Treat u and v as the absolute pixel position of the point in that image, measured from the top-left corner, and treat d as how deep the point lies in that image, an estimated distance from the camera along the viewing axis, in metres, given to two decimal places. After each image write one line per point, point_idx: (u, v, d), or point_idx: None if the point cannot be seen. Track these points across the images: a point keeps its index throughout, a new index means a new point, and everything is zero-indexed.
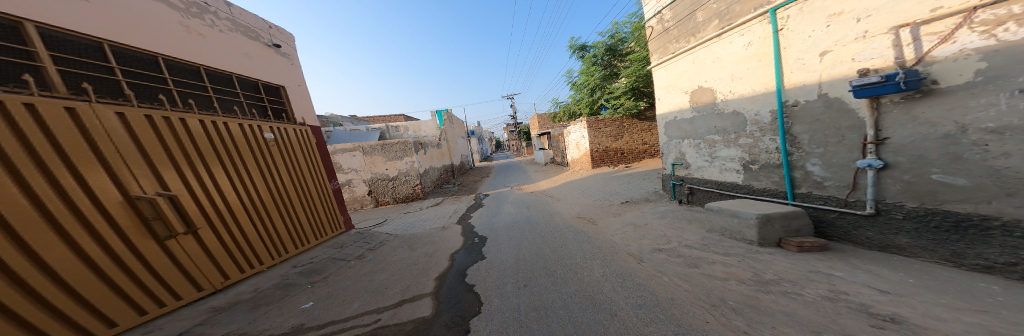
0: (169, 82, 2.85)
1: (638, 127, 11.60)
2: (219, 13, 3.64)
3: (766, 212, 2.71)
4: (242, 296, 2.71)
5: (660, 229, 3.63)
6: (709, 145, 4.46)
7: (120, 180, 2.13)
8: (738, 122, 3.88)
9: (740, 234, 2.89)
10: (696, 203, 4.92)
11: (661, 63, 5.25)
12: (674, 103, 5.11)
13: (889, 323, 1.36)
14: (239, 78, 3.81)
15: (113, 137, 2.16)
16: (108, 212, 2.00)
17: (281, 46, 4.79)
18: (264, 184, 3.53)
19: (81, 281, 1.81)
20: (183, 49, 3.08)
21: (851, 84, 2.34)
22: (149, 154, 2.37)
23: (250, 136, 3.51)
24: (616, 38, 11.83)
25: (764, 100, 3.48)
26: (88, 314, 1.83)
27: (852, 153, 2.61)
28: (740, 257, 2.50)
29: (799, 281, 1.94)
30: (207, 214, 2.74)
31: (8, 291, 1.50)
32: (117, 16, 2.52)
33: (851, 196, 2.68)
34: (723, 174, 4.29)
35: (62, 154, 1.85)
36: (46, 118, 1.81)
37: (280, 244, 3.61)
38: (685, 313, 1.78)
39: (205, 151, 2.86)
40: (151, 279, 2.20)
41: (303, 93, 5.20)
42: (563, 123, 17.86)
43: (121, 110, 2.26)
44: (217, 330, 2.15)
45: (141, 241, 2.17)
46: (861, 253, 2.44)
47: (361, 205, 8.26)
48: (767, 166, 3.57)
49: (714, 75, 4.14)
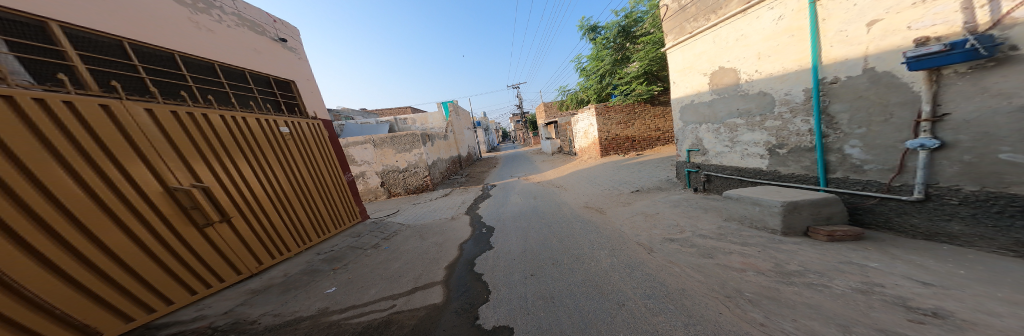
0: (188, 78, 3.05)
1: (651, 113, 11.13)
2: (224, 7, 3.89)
3: (793, 199, 2.48)
4: (275, 280, 3.00)
5: (672, 218, 3.47)
6: (729, 130, 4.16)
7: (158, 172, 2.39)
8: (765, 103, 3.57)
9: (762, 223, 2.68)
10: (713, 190, 4.66)
11: (676, 44, 4.88)
12: (690, 86, 4.79)
13: (930, 318, 1.20)
14: (251, 74, 4.06)
15: (148, 134, 2.41)
16: (151, 201, 2.27)
17: (287, 40, 5.05)
18: (286, 177, 3.80)
19: (137, 261, 2.10)
20: (195, 47, 3.28)
21: (904, 56, 2.02)
22: (180, 149, 2.63)
23: (269, 130, 3.75)
24: (631, 18, 11.16)
25: (796, 78, 3.15)
26: (148, 291, 2.14)
27: (900, 132, 2.32)
28: (761, 247, 2.32)
29: (828, 272, 1.77)
30: (237, 204, 3.02)
31: (76, 268, 1.78)
32: (126, 14, 2.69)
33: (896, 181, 2.40)
34: (744, 160, 4.00)
35: (106, 149, 2.10)
36: (85, 114, 2.03)
37: (305, 233, 3.90)
38: (697, 304, 1.70)
39: (230, 146, 3.13)
40: (195, 262, 2.51)
41: (310, 87, 5.44)
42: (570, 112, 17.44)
43: (150, 107, 2.49)
44: (256, 310, 2.43)
45: (181, 227, 2.45)
46: (904, 242, 2.19)
47: (375, 196, 8.64)
48: (797, 149, 3.28)
49: (737, 55, 3.81)
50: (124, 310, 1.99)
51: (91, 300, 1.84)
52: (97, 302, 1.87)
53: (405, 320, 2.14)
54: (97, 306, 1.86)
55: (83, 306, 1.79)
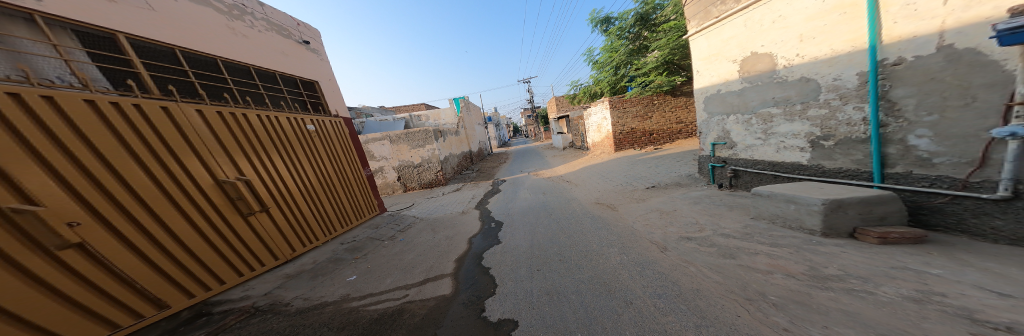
0: (228, 82, 3.43)
1: (672, 105, 10.46)
2: (255, 14, 4.22)
3: (838, 196, 2.18)
4: (305, 266, 3.29)
5: (691, 215, 3.22)
6: (763, 121, 3.78)
7: (209, 167, 2.72)
8: (808, 90, 3.18)
9: (798, 223, 2.40)
10: (740, 187, 4.28)
11: (700, 30, 4.51)
12: (716, 75, 4.40)
13: (1002, 333, 1.00)
14: (282, 76, 4.46)
15: (199, 132, 2.75)
16: (204, 192, 2.60)
17: (310, 42, 5.43)
18: (314, 172, 4.14)
19: (195, 244, 2.42)
20: (235, 52, 3.67)
21: (993, 27, 1.65)
22: (226, 145, 2.97)
23: (298, 128, 4.09)
24: (649, 5, 10.50)
25: (849, 61, 2.76)
26: (205, 272, 2.46)
27: (986, 119, 1.94)
28: (794, 248, 2.07)
29: (874, 278, 1.53)
30: (274, 195, 3.35)
31: (151, 250, 2.11)
32: (178, 24, 3.04)
33: (974, 176, 2.02)
34: (780, 153, 3.62)
35: (168, 145, 2.44)
36: (150, 116, 2.37)
37: (331, 223, 4.21)
38: (713, 306, 1.56)
39: (265, 142, 3.47)
40: (241, 247, 2.83)
41: (332, 86, 5.84)
42: (580, 105, 17.02)
43: (200, 108, 2.83)
44: (290, 293, 2.71)
45: (229, 216, 2.78)
46: (983, 247, 1.84)
47: (393, 190, 9.04)
48: (847, 141, 2.89)
49: (774, 38, 3.42)
50: (187, 287, 2.32)
51: (164, 278, 2.17)
52: (168, 280, 2.20)
53: (417, 310, 2.23)
54: (168, 283, 2.20)
55: (158, 282, 2.12)
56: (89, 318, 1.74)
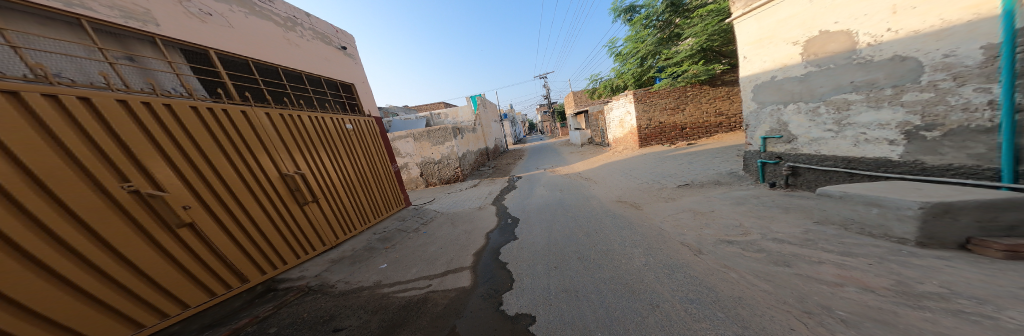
0: (286, 87, 4.04)
1: (710, 95, 9.43)
2: (304, 25, 4.92)
3: (942, 197, 1.69)
4: (346, 252, 3.67)
5: (733, 217, 2.82)
6: (836, 109, 3.15)
7: (273, 161, 3.22)
8: (904, 71, 2.55)
9: (883, 230, 1.93)
10: (801, 187, 3.63)
11: (748, 11, 3.90)
12: (770, 60, 3.79)
13: None
14: (325, 80, 5.11)
15: (267, 132, 3.27)
16: (270, 182, 3.07)
17: (346, 47, 6.13)
18: (352, 167, 4.63)
19: (266, 229, 2.87)
20: (291, 59, 4.33)
21: None
22: (286, 143, 3.49)
23: (339, 128, 4.63)
24: None
25: (969, 31, 2.13)
26: (274, 253, 2.91)
27: None
28: (874, 259, 1.67)
29: (998, 299, 1.15)
30: (322, 187, 3.82)
31: (236, 230, 2.57)
32: (249, 38, 3.69)
33: None
34: (859, 147, 2.99)
35: (245, 143, 2.95)
36: (234, 119, 2.90)
37: (366, 214, 4.65)
38: (759, 316, 1.32)
39: (315, 140, 3.99)
40: (299, 233, 3.28)
41: (365, 88, 6.50)
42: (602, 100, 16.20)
43: (268, 112, 3.38)
44: (334, 276, 3.06)
45: (289, 204, 3.24)
46: None
47: (416, 185, 9.62)
48: (962, 132, 2.27)
49: (856, 12, 2.80)
50: (262, 265, 2.75)
51: (246, 255, 2.62)
52: (249, 259, 2.65)
53: (439, 299, 2.32)
54: (249, 262, 2.64)
55: (243, 260, 2.57)
56: (200, 289, 2.18)
